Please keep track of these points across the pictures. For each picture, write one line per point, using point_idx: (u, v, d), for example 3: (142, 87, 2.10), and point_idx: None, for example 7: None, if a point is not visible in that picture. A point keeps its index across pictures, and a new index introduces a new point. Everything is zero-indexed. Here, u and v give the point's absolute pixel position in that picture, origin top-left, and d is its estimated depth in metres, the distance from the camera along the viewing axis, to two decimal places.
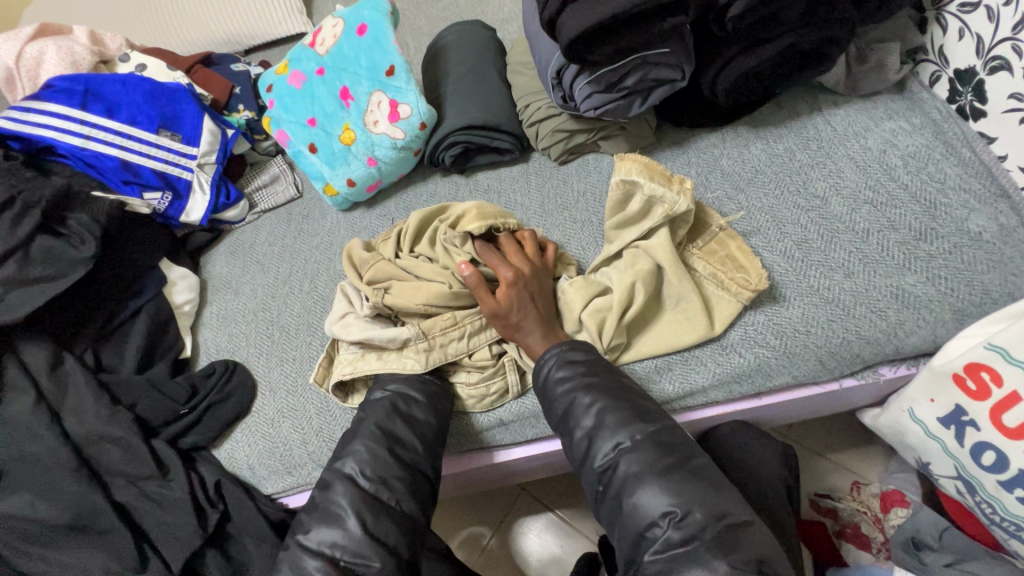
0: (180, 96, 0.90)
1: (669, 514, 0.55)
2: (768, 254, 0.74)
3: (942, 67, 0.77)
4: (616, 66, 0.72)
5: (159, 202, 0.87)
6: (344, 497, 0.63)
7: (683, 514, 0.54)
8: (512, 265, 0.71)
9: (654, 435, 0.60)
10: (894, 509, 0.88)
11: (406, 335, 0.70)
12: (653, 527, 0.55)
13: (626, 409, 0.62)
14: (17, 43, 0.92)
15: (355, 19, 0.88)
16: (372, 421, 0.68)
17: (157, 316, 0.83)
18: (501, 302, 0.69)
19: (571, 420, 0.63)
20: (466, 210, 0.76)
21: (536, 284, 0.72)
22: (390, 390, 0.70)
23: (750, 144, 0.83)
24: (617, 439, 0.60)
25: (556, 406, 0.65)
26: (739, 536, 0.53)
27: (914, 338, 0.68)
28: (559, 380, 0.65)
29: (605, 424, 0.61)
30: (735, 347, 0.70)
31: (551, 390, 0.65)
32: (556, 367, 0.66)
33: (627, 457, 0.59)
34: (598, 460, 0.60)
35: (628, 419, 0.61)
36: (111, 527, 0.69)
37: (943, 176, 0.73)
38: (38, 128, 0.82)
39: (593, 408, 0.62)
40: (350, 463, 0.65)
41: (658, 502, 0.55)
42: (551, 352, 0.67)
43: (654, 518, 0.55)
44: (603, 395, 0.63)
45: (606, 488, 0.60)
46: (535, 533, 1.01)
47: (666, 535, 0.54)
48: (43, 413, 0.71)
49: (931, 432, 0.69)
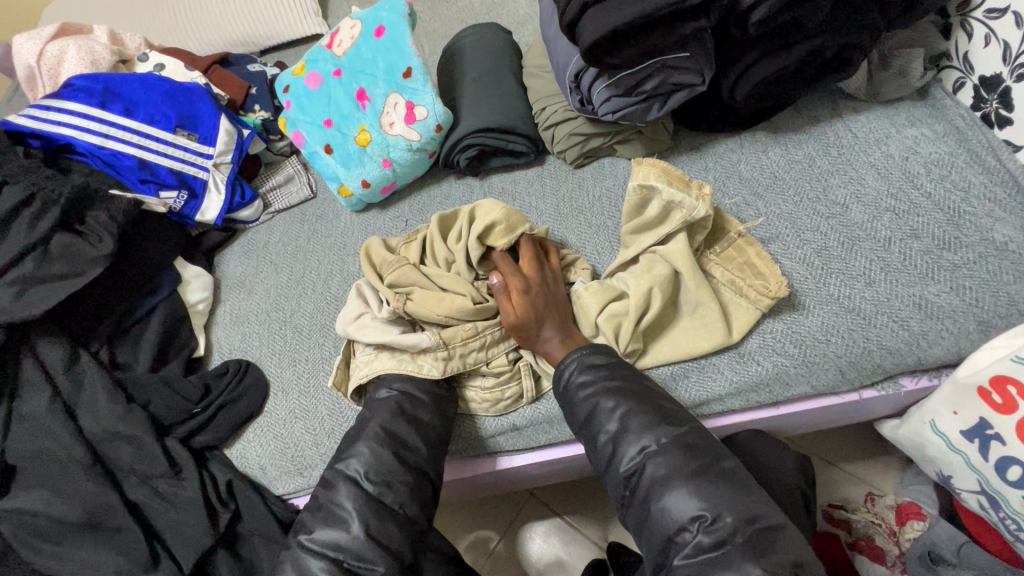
0: (197, 96, 0.90)
1: (699, 518, 0.54)
2: (787, 262, 0.73)
3: (967, 74, 0.76)
4: (635, 70, 0.71)
5: (174, 201, 0.87)
6: (350, 500, 0.62)
7: (714, 518, 0.53)
8: (524, 275, 0.70)
9: (681, 438, 0.59)
10: (910, 522, 0.87)
11: (422, 342, 0.69)
12: (683, 532, 0.54)
13: (650, 412, 0.61)
14: (39, 43, 0.94)
15: (372, 21, 0.88)
16: (377, 421, 0.67)
17: (172, 315, 0.83)
18: (518, 311, 0.68)
19: (594, 424, 0.63)
20: (494, 218, 0.72)
21: (549, 292, 0.71)
22: (396, 390, 0.69)
23: (769, 150, 0.82)
24: (643, 442, 0.59)
25: (578, 410, 0.64)
26: (772, 540, 0.52)
27: (937, 349, 0.66)
28: (582, 384, 0.64)
29: (629, 428, 0.60)
30: (753, 355, 0.69)
31: (574, 395, 0.65)
32: (578, 372, 0.65)
33: (653, 460, 0.58)
34: (623, 464, 0.60)
35: (653, 422, 0.60)
36: (123, 524, 0.69)
37: (967, 184, 0.72)
38: (58, 127, 0.83)
39: (617, 412, 0.62)
40: (354, 465, 0.64)
41: (688, 505, 0.55)
42: (571, 357, 0.66)
43: (683, 522, 0.54)
44: (627, 399, 0.62)
45: (632, 492, 0.59)
46: (542, 538, 1.00)
47: (697, 540, 0.53)
48: (58, 410, 0.71)
49: (953, 445, 0.68)
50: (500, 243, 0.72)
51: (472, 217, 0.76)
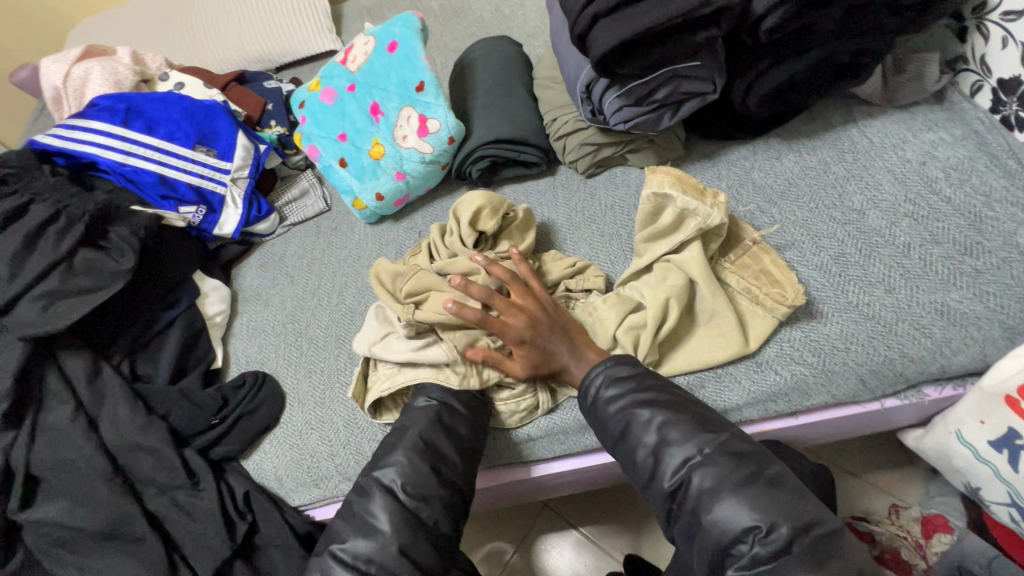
0: (216, 113, 0.92)
1: (754, 529, 0.52)
2: (804, 269, 0.72)
3: (985, 76, 0.75)
4: (645, 79, 0.71)
5: (193, 215, 0.89)
6: (385, 513, 0.62)
7: (769, 530, 0.52)
8: (513, 329, 0.67)
9: (725, 446, 0.58)
10: (937, 535, 0.84)
11: (438, 354, 0.69)
12: (738, 544, 0.53)
13: (688, 421, 0.60)
14: (65, 65, 0.97)
15: (385, 36, 0.89)
16: (416, 430, 0.67)
17: (191, 327, 0.85)
18: (518, 367, 0.67)
19: (631, 438, 0.62)
20: (479, 203, 0.77)
21: (546, 324, 0.69)
22: (436, 399, 0.69)
23: (783, 157, 0.81)
24: (686, 453, 0.58)
25: (612, 426, 0.63)
26: (834, 547, 0.50)
27: (961, 357, 0.65)
28: (609, 399, 0.64)
29: (669, 439, 0.59)
30: (771, 364, 0.68)
31: (604, 410, 0.64)
32: (604, 387, 0.65)
33: (699, 471, 0.57)
34: (667, 478, 0.59)
35: (693, 431, 0.59)
36: (143, 535, 0.70)
37: (988, 188, 0.71)
38: (82, 145, 0.85)
39: (654, 423, 0.61)
40: (390, 473, 0.64)
41: (740, 516, 0.53)
42: (596, 372, 0.66)
43: (737, 534, 0.53)
44: (663, 410, 0.61)
45: (679, 505, 0.58)
46: (559, 551, 0.99)
47: (753, 552, 0.52)
48: (81, 421, 0.73)
49: (981, 456, 0.66)
50: (490, 225, 0.76)
51: (458, 217, 0.79)
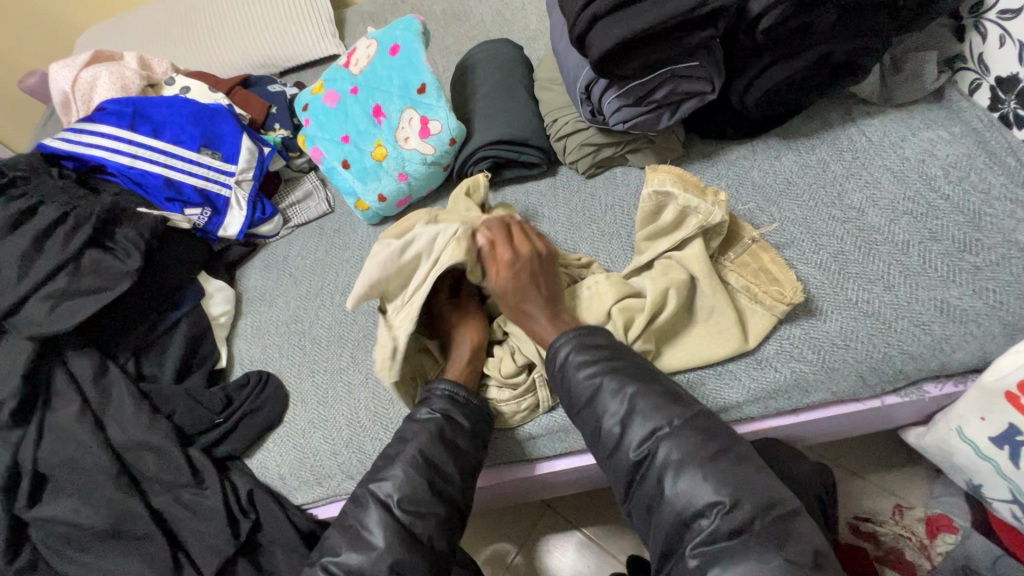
0: (220, 116, 0.94)
1: (716, 505, 0.53)
2: (803, 267, 0.72)
3: (982, 75, 0.75)
4: (644, 80, 0.72)
5: (198, 217, 0.90)
6: (379, 527, 0.62)
7: (732, 505, 0.53)
8: (515, 248, 0.71)
9: (693, 420, 0.58)
10: (941, 535, 0.83)
11: (452, 229, 0.70)
12: (698, 518, 0.54)
13: (658, 393, 0.60)
14: (73, 69, 0.98)
15: (388, 39, 0.91)
16: (415, 446, 0.65)
17: (195, 328, 0.86)
18: (501, 282, 0.69)
19: (598, 407, 0.62)
20: (468, 182, 0.82)
21: (542, 270, 0.71)
22: (437, 412, 0.67)
23: (782, 155, 0.82)
24: (653, 425, 0.58)
25: (579, 394, 0.63)
26: (790, 528, 0.52)
27: (961, 353, 0.65)
28: (580, 364, 0.63)
29: (637, 409, 0.59)
30: (771, 361, 0.68)
31: (572, 376, 0.63)
32: (574, 352, 0.64)
33: (666, 443, 0.57)
34: (633, 449, 0.59)
35: (662, 403, 0.59)
36: (148, 532, 0.70)
37: (987, 186, 0.71)
38: (90, 148, 0.87)
39: (622, 393, 0.61)
40: (386, 486, 0.64)
41: (703, 491, 0.54)
42: (567, 337, 0.65)
43: (700, 508, 0.54)
44: (632, 380, 0.61)
45: (643, 476, 0.58)
46: (561, 551, 0.99)
47: (713, 527, 0.53)
48: (88, 420, 0.74)
49: (982, 453, 0.66)
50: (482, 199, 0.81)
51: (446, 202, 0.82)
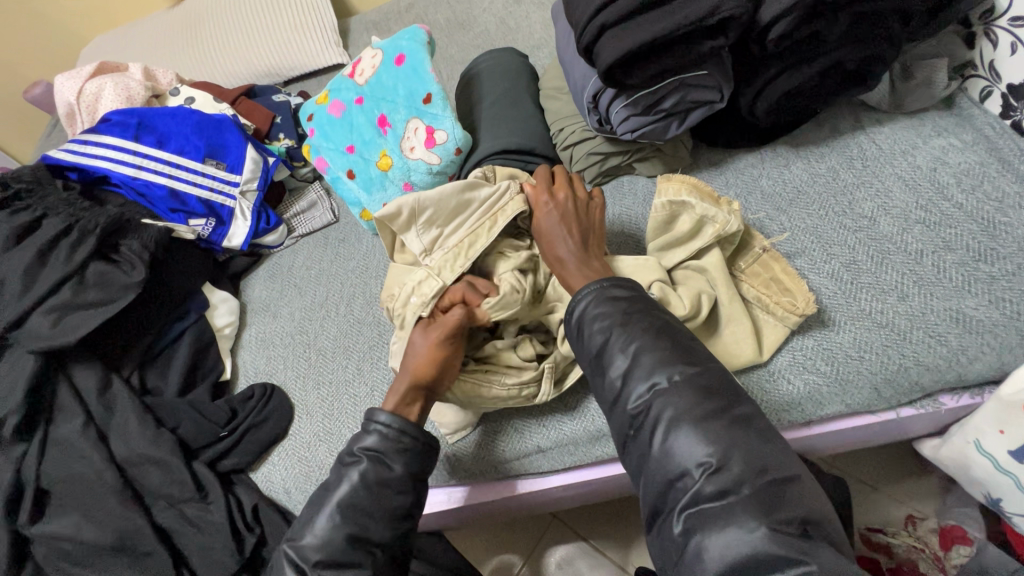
0: (225, 127, 0.93)
1: (705, 465, 0.48)
2: (815, 277, 0.71)
3: (994, 82, 0.75)
4: (652, 89, 0.71)
5: (203, 227, 0.90)
6: None
7: (720, 465, 0.48)
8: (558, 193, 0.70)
9: (696, 378, 0.53)
10: (956, 547, 0.83)
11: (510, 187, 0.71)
12: (685, 477, 0.49)
13: (665, 349, 0.55)
14: (79, 81, 0.98)
15: (393, 50, 0.90)
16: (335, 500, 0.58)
17: (199, 340, 0.85)
18: (541, 218, 0.68)
19: (604, 359, 0.57)
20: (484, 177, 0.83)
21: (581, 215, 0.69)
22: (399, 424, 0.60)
23: (791, 164, 0.81)
24: (653, 379, 0.53)
25: (589, 344, 0.58)
26: (784, 491, 0.47)
27: (978, 365, 0.64)
28: (596, 316, 0.58)
29: (641, 363, 0.54)
30: (784, 373, 0.67)
31: (586, 329, 0.59)
32: (593, 304, 0.59)
33: (663, 399, 0.52)
34: (631, 402, 0.54)
35: (668, 358, 0.54)
36: (151, 548, 0.69)
37: (1001, 194, 0.70)
38: (94, 159, 0.86)
39: (630, 345, 0.56)
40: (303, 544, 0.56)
41: (695, 450, 0.49)
42: (589, 289, 0.60)
43: (687, 467, 0.49)
44: (643, 334, 0.56)
45: (637, 432, 0.53)
46: (568, 564, 0.98)
47: (698, 488, 0.48)
48: (91, 434, 0.73)
49: (1001, 466, 0.65)
50: None
51: None
